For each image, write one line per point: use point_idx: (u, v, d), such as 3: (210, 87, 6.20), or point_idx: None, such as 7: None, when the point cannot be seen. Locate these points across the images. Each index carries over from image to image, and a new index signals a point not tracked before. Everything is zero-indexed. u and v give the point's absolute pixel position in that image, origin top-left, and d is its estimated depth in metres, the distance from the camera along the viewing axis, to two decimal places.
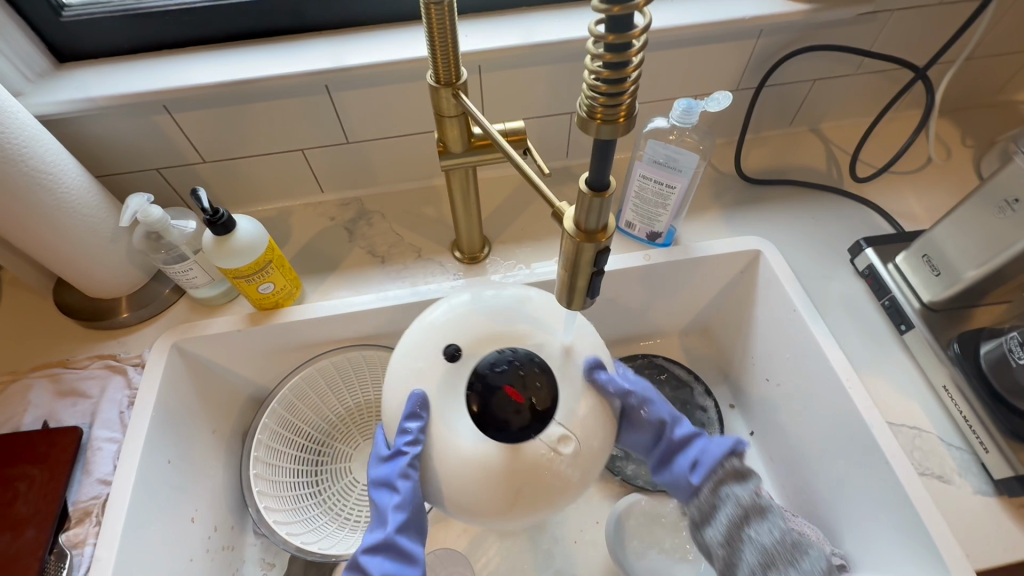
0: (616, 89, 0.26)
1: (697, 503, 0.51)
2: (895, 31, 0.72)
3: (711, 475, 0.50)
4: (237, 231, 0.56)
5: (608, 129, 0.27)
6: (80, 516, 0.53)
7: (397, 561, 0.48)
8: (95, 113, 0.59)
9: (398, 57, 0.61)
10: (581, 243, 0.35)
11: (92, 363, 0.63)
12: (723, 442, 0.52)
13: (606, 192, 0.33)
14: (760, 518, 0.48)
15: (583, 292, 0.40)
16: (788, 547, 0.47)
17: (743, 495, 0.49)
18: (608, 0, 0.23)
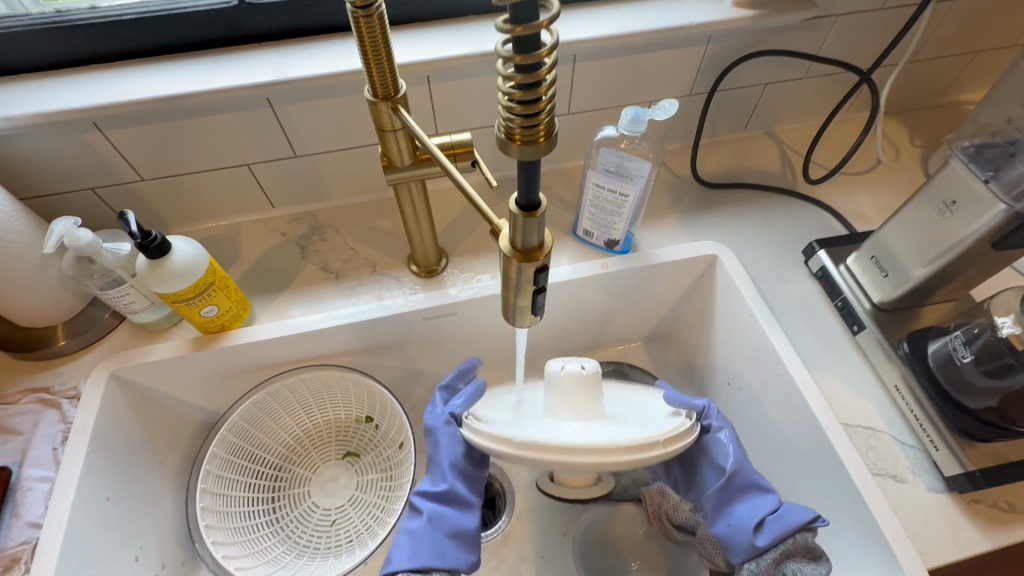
0: (531, 109, 0.25)
1: (754, 563, 0.47)
2: (841, 34, 0.73)
3: (780, 544, 0.47)
4: (173, 254, 0.53)
5: (529, 150, 0.26)
6: (8, 564, 0.49)
7: (450, 505, 0.51)
8: (17, 132, 0.55)
9: (339, 68, 0.59)
10: (519, 262, 0.34)
11: (24, 397, 0.59)
12: (805, 514, 0.48)
13: (537, 210, 0.32)
14: (800, 575, 0.45)
15: (529, 308, 0.39)
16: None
17: (795, 554, 0.47)
18: (512, 20, 0.23)
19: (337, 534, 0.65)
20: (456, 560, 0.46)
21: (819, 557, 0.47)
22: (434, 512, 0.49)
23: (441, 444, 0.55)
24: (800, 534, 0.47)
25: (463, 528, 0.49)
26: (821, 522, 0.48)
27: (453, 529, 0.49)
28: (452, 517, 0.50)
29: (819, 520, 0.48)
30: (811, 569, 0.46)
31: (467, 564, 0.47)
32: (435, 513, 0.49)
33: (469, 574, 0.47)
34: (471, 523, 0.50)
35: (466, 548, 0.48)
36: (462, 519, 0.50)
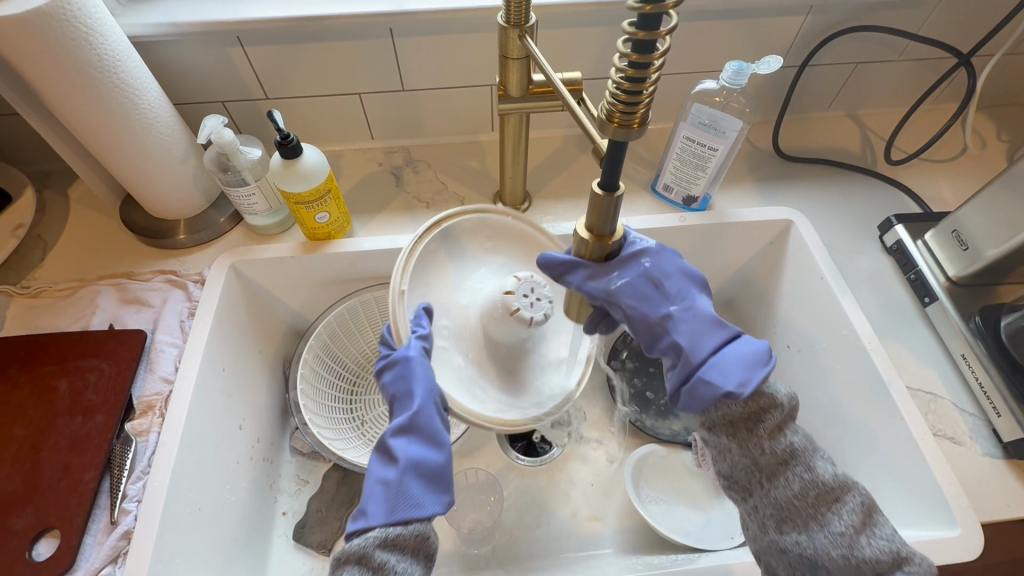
0: (634, 99, 0.30)
1: (748, 454, 0.47)
2: (942, 18, 0.74)
3: (708, 411, 0.47)
4: (303, 157, 0.59)
5: (621, 133, 0.32)
6: (144, 408, 0.57)
7: (422, 445, 0.46)
8: (176, 38, 0.63)
9: (460, 6, 0.64)
10: (593, 243, 0.40)
11: (155, 277, 0.67)
12: (726, 381, 0.45)
13: (615, 194, 0.36)
14: (801, 471, 0.47)
15: (596, 260, 0.42)
16: (816, 505, 0.46)
17: (789, 444, 0.47)
18: (636, 25, 0.28)
19: None
20: (435, 505, 0.44)
21: (805, 440, 0.48)
22: (410, 462, 0.45)
23: (412, 370, 0.46)
24: (780, 419, 0.46)
25: (438, 468, 0.46)
26: (743, 391, 0.45)
27: (429, 476, 0.45)
28: (427, 463, 0.45)
29: (740, 390, 0.44)
30: (795, 471, 0.47)
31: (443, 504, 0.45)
32: (412, 461, 0.45)
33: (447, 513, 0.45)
34: (439, 456, 0.46)
35: (440, 490, 0.46)
36: (431, 458, 0.46)
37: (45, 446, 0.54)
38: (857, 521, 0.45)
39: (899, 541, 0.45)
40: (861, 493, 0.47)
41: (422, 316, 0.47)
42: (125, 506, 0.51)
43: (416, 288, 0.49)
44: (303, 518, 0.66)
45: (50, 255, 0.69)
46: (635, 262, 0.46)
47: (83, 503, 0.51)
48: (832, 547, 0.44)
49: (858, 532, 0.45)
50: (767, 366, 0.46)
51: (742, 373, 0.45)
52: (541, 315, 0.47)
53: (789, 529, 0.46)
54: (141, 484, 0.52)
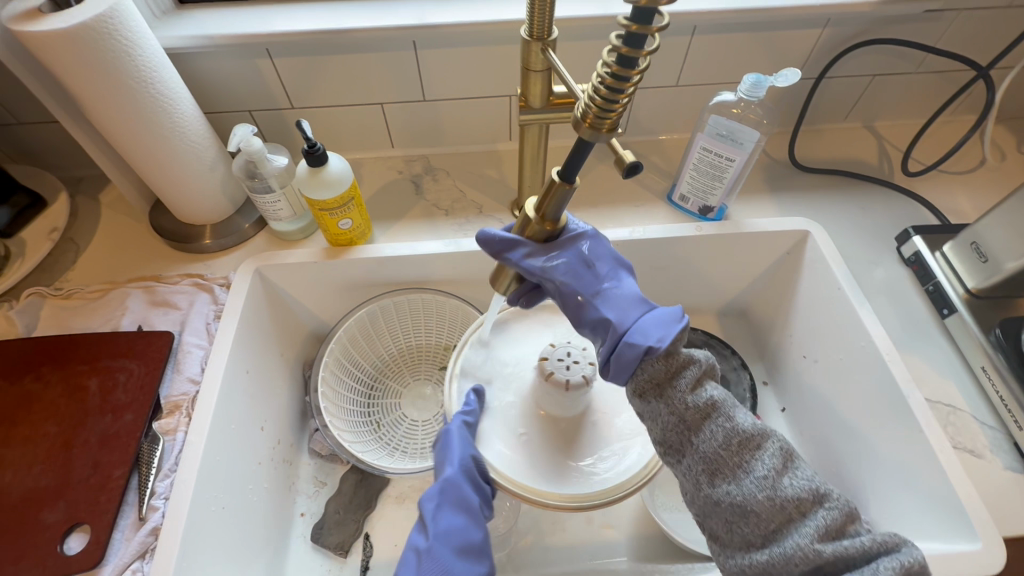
0: (611, 99, 0.32)
1: (673, 411, 0.44)
2: (960, 31, 0.74)
3: (635, 379, 0.45)
4: (329, 165, 0.61)
5: (591, 132, 0.34)
6: (171, 408, 0.58)
7: (456, 514, 0.53)
8: (209, 50, 0.65)
9: (483, 19, 0.65)
10: (537, 225, 0.44)
11: (182, 280, 0.69)
12: (646, 338, 0.44)
13: (570, 187, 0.40)
14: (721, 421, 0.43)
15: (539, 240, 0.46)
16: (740, 453, 0.43)
17: (709, 396, 0.44)
18: (631, 20, 0.29)
19: (425, 442, 0.72)
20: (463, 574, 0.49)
21: (724, 393, 0.45)
22: (439, 531, 0.51)
23: (450, 439, 0.56)
24: (698, 373, 0.45)
25: (471, 541, 0.51)
26: (662, 347, 0.44)
27: (461, 544, 0.51)
28: (460, 530, 0.52)
29: (658, 345, 0.44)
30: (716, 422, 0.43)
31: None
32: (444, 528, 0.51)
33: None
34: (476, 533, 0.52)
35: (474, 559, 0.51)
36: (467, 532, 0.52)
37: (76, 443, 0.55)
38: (778, 465, 0.42)
39: (820, 480, 0.42)
40: (780, 439, 0.44)
41: (472, 397, 0.60)
42: (153, 503, 0.52)
43: (472, 373, 0.63)
44: (321, 519, 0.67)
45: (82, 258, 0.71)
46: (571, 243, 0.48)
47: (112, 500, 0.52)
48: (758, 492, 0.41)
49: (780, 475, 0.42)
50: (681, 324, 0.46)
51: (660, 330, 0.45)
52: (577, 377, 0.56)
53: (720, 482, 0.43)
54: (169, 481, 0.53)
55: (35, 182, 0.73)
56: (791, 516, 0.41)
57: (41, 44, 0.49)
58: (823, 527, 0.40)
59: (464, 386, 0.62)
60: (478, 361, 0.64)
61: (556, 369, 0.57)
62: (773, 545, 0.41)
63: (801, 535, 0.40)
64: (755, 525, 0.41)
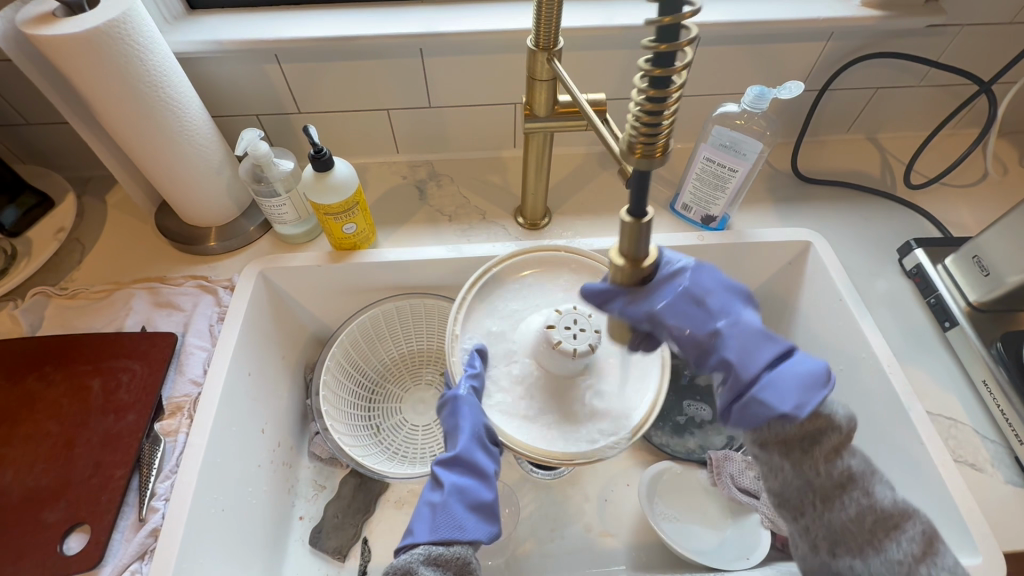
0: (656, 122, 0.30)
1: (802, 476, 0.43)
2: (963, 45, 0.74)
3: (759, 432, 0.43)
4: (334, 170, 0.61)
5: (644, 162, 0.32)
6: (173, 409, 0.58)
7: (469, 476, 0.55)
8: (218, 55, 0.66)
9: (490, 28, 0.66)
10: (629, 272, 0.38)
11: (186, 282, 0.69)
12: (782, 402, 0.41)
13: (643, 220, 0.35)
14: (858, 495, 0.43)
15: (637, 288, 0.41)
16: (873, 532, 0.42)
17: (847, 467, 0.43)
18: (656, 40, 0.28)
19: (424, 447, 0.73)
20: (475, 532, 0.52)
21: (867, 463, 0.44)
22: (454, 491, 0.53)
23: (461, 406, 0.57)
24: (837, 442, 0.43)
25: (482, 500, 0.54)
26: (800, 413, 0.41)
27: (474, 502, 0.54)
28: (473, 490, 0.54)
29: (796, 411, 0.41)
30: (849, 496, 0.43)
31: (485, 535, 0.52)
32: (457, 487, 0.54)
33: (489, 543, 0.53)
34: (488, 495, 0.55)
35: (485, 520, 0.54)
36: (480, 494, 0.54)
37: (78, 443, 0.56)
38: (917, 550, 0.41)
39: (959, 570, 0.40)
40: (925, 521, 0.42)
41: (475, 359, 0.59)
42: (153, 504, 0.52)
43: (475, 332, 0.62)
44: (320, 523, 0.67)
45: (87, 258, 0.72)
46: (670, 281, 0.45)
47: (113, 500, 0.52)
48: (887, 573, 0.41)
49: (918, 561, 0.41)
50: (825, 387, 0.42)
51: (798, 395, 0.41)
52: (584, 346, 0.55)
53: (843, 553, 0.43)
54: (170, 483, 0.54)
55: (43, 182, 0.74)
56: None
57: (52, 47, 0.50)
58: None
59: (467, 345, 0.60)
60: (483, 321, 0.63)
61: (564, 339, 0.55)
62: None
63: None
64: None
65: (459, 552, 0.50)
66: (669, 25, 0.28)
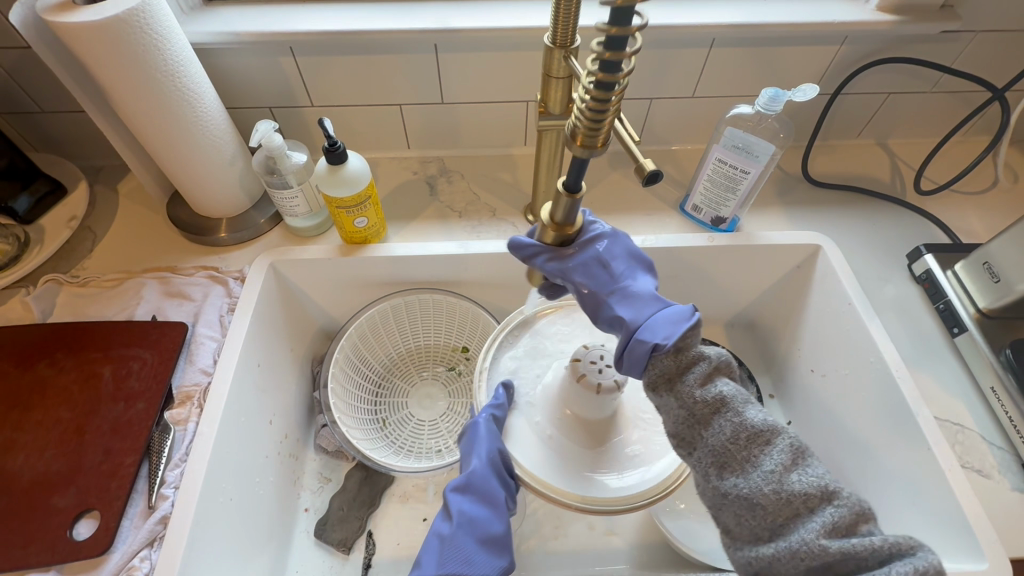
0: (598, 119, 0.32)
1: (682, 405, 0.44)
2: (976, 52, 0.74)
3: (648, 373, 0.46)
4: (347, 164, 0.61)
5: (585, 152, 0.34)
6: (183, 398, 0.59)
7: (480, 506, 0.53)
8: (234, 47, 0.66)
9: (505, 24, 0.66)
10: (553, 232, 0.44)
11: (197, 272, 0.69)
12: (654, 336, 0.45)
13: (576, 195, 0.39)
14: (728, 416, 0.42)
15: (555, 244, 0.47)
16: (747, 448, 0.41)
17: (718, 391, 0.43)
18: (604, 44, 0.30)
19: (430, 442, 0.73)
20: (484, 565, 0.49)
21: (737, 389, 0.43)
22: (462, 521, 0.52)
23: (478, 431, 0.57)
24: (709, 369, 0.44)
25: (493, 533, 0.52)
26: (669, 344, 0.44)
27: (484, 535, 0.52)
28: (484, 521, 0.52)
29: (664, 342, 0.44)
30: (721, 419, 0.42)
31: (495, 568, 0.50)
32: (467, 518, 0.52)
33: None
34: (498, 526, 0.53)
35: (496, 552, 0.52)
36: (491, 525, 0.52)
37: (88, 429, 0.56)
38: (788, 461, 0.40)
39: (832, 478, 0.39)
40: (794, 439, 0.41)
41: (500, 392, 0.60)
42: (162, 492, 0.52)
43: (503, 370, 0.64)
44: (325, 515, 0.67)
45: (98, 247, 0.72)
46: (586, 246, 0.49)
47: (123, 487, 0.53)
48: (763, 485, 0.39)
49: (788, 470, 0.39)
50: (690, 322, 0.45)
51: (669, 328, 0.45)
52: (608, 382, 0.54)
53: (728, 475, 0.41)
54: (179, 471, 0.54)
55: (56, 170, 0.74)
56: (799, 511, 0.38)
57: (75, 36, 0.50)
58: (829, 524, 0.37)
59: (494, 382, 0.62)
60: (511, 360, 0.65)
61: (588, 372, 0.55)
62: (780, 540, 0.39)
63: (807, 532, 0.37)
64: (764, 519, 0.39)
65: None
66: (616, 36, 0.29)
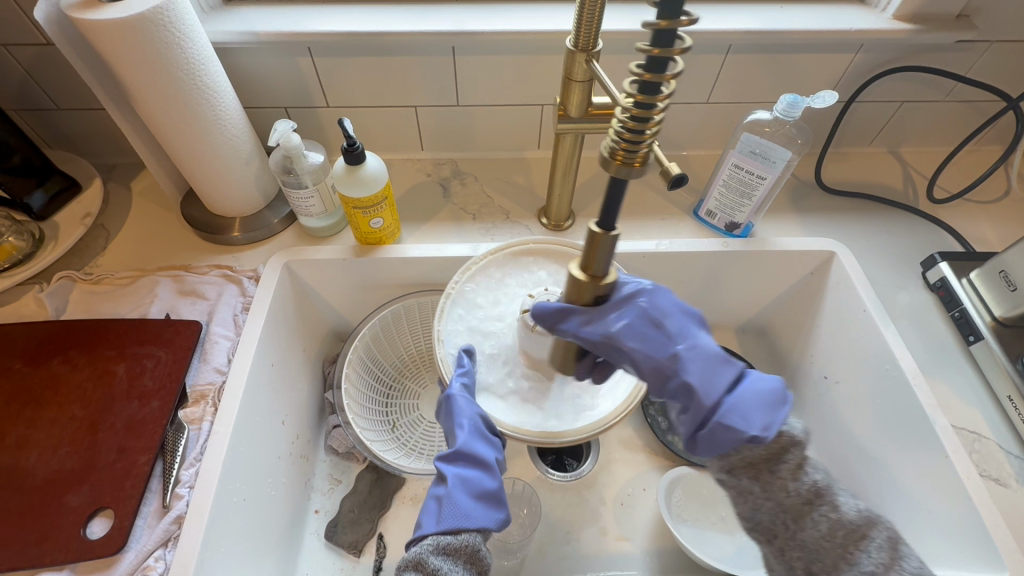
0: (637, 137, 0.31)
1: (773, 497, 0.46)
2: (990, 62, 0.75)
3: (726, 454, 0.45)
4: (365, 164, 0.61)
5: (625, 170, 0.32)
6: (197, 397, 0.58)
7: (471, 467, 0.52)
8: (253, 47, 0.66)
9: (522, 28, 0.66)
10: (587, 283, 0.41)
11: (211, 270, 0.69)
12: (746, 424, 0.44)
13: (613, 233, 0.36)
14: (825, 509, 0.45)
15: (588, 304, 0.44)
16: (844, 545, 0.43)
17: (812, 483, 0.45)
18: (643, 67, 0.29)
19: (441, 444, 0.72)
20: (484, 519, 0.50)
21: (827, 477, 0.46)
22: (457, 483, 0.51)
23: (455, 404, 0.54)
24: (800, 458, 0.46)
25: (488, 489, 0.52)
26: (767, 434, 0.44)
27: (477, 491, 0.51)
28: (476, 479, 0.51)
29: (763, 433, 0.44)
30: (818, 514, 0.45)
31: (492, 521, 0.50)
32: (460, 478, 0.51)
33: (499, 529, 0.51)
34: (493, 483, 0.52)
35: (492, 506, 0.52)
36: (484, 482, 0.52)
37: (102, 427, 0.56)
38: (885, 558, 0.42)
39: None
40: (889, 529, 0.43)
41: (463, 359, 0.57)
42: (176, 491, 0.52)
43: (458, 334, 0.60)
44: (336, 517, 0.67)
45: (111, 244, 0.72)
46: (628, 303, 0.46)
47: (136, 485, 0.52)
48: None
49: (887, 569, 0.41)
50: (785, 407, 0.46)
51: (764, 417, 0.45)
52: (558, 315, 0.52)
53: (821, 571, 0.44)
54: (194, 471, 0.53)
55: (70, 167, 0.74)
56: None
57: (98, 33, 0.50)
58: None
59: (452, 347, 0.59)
60: (460, 319, 0.60)
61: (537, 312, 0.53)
62: None
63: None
64: None
65: (467, 541, 0.47)
66: (659, 57, 0.29)
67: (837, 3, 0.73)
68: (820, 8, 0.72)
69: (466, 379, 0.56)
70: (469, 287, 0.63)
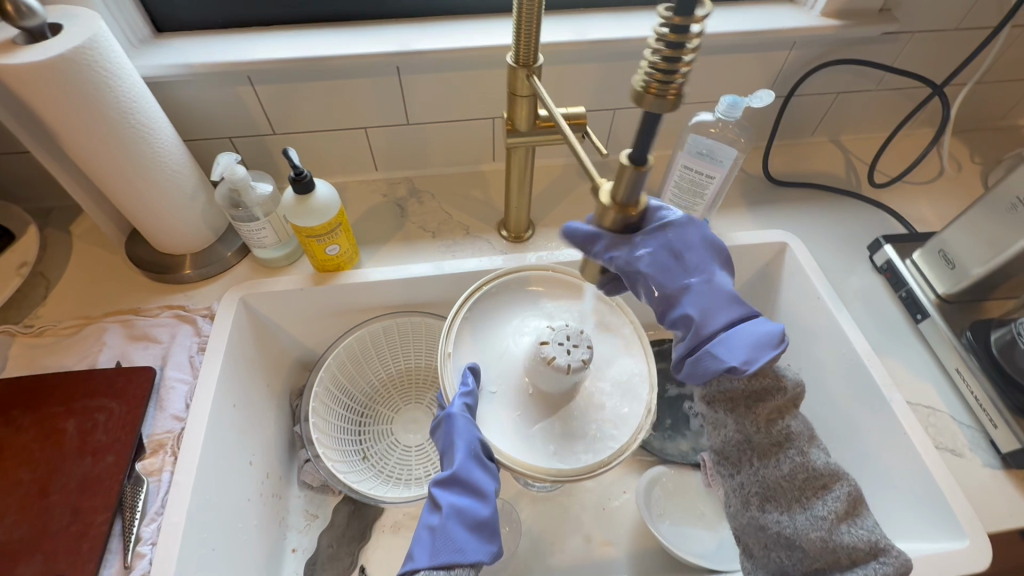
0: (672, 65, 0.29)
1: (745, 432, 0.47)
2: (914, 51, 0.78)
3: (709, 386, 0.47)
4: (315, 192, 0.60)
5: (658, 103, 0.30)
6: (155, 447, 0.56)
7: (467, 495, 0.50)
8: (188, 79, 0.64)
9: (464, 45, 0.66)
10: (616, 214, 0.38)
11: (162, 312, 0.67)
12: (731, 356, 0.44)
13: (643, 167, 0.34)
14: (793, 454, 0.46)
15: (615, 229, 0.40)
16: (802, 489, 0.46)
17: (785, 428, 0.47)
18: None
19: (418, 468, 0.71)
20: (477, 552, 0.46)
21: (801, 425, 0.48)
22: (452, 511, 0.48)
23: (455, 423, 0.52)
24: (780, 403, 0.46)
25: (482, 519, 0.48)
26: (746, 369, 0.44)
27: (472, 521, 0.48)
28: (471, 508, 0.48)
29: (743, 367, 0.44)
30: (777, 465, 0.46)
31: (486, 554, 0.47)
32: (455, 508, 0.48)
33: (492, 563, 0.47)
34: (486, 510, 0.49)
35: (486, 539, 0.48)
36: (477, 510, 0.48)
37: (53, 489, 0.53)
38: (839, 508, 0.46)
39: (878, 532, 0.46)
40: (851, 487, 0.47)
41: (469, 377, 0.56)
42: (139, 549, 0.50)
43: (467, 352, 0.59)
44: (315, 554, 0.65)
45: (52, 293, 0.69)
46: (658, 231, 0.45)
47: (95, 548, 0.50)
48: (810, 529, 0.45)
49: (838, 519, 0.45)
50: (776, 349, 0.45)
51: (750, 353, 0.45)
52: (577, 361, 0.53)
53: (772, 509, 0.47)
54: (155, 525, 0.51)
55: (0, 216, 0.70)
56: (840, 559, 0.45)
57: (14, 76, 0.47)
58: None
59: (459, 365, 0.57)
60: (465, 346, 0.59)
61: (556, 354, 0.54)
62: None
63: None
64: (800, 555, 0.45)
65: None
66: None
67: (768, 3, 0.76)
68: (753, 9, 0.74)
69: (467, 396, 0.54)
70: (476, 315, 0.61)
